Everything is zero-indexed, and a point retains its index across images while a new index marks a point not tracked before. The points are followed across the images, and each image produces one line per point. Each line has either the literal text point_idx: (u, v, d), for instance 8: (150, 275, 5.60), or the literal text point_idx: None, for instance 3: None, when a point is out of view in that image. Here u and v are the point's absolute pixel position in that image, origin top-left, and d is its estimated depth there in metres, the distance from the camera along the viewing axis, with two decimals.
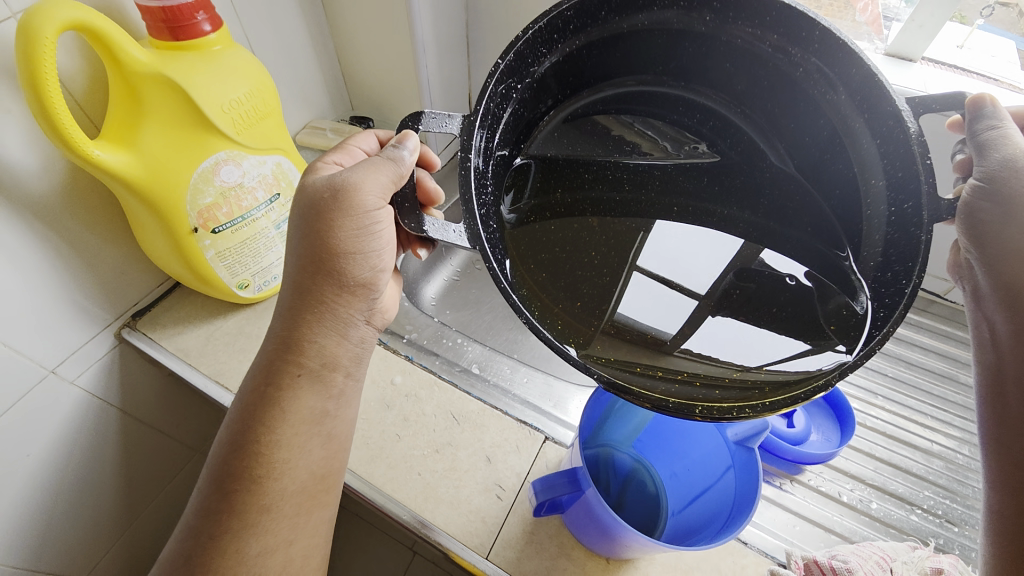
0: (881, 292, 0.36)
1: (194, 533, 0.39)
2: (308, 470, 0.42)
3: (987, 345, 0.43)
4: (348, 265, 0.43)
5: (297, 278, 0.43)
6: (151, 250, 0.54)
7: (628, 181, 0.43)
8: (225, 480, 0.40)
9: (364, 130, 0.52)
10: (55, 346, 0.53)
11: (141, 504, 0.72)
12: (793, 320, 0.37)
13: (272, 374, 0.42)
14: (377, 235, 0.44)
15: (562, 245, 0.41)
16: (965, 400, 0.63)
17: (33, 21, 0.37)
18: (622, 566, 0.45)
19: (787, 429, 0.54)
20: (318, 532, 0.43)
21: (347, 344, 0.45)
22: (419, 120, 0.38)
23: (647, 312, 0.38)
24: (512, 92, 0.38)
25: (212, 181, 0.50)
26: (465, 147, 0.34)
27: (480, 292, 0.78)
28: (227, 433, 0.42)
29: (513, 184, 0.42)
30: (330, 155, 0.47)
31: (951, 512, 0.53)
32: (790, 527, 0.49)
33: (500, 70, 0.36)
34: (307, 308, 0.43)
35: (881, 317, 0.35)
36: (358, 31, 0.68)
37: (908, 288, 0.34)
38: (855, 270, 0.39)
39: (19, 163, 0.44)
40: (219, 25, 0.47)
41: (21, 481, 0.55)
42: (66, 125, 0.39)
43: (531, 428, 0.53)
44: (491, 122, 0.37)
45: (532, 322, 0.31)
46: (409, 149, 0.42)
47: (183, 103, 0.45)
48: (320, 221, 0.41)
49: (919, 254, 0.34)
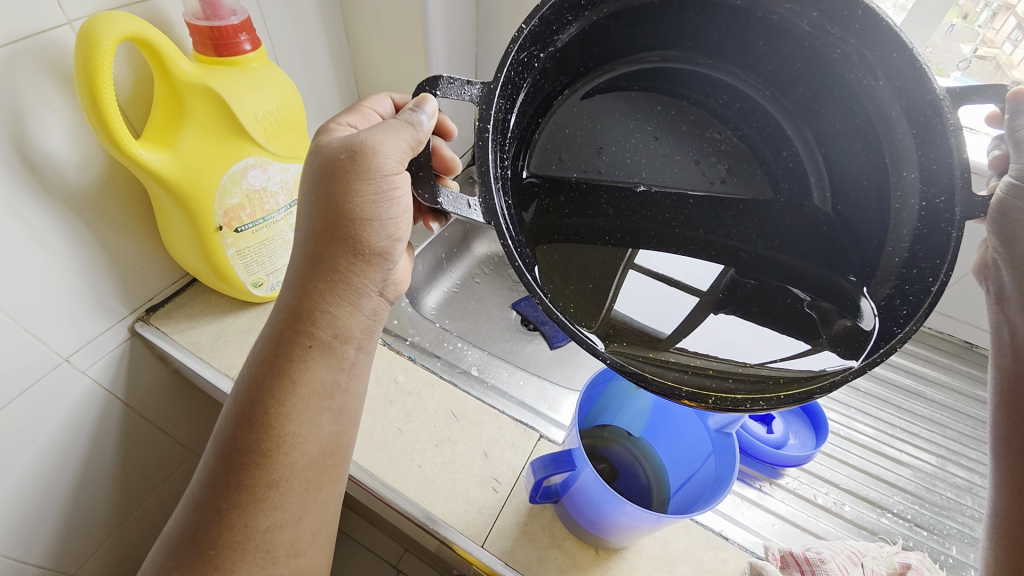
0: (903, 291, 0.39)
1: (202, 506, 0.41)
2: (318, 444, 0.44)
3: (1007, 347, 0.45)
4: (363, 234, 0.45)
5: (314, 241, 0.45)
6: (173, 246, 0.57)
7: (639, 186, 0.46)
8: (232, 456, 0.41)
9: (380, 93, 0.55)
10: (73, 334, 0.55)
11: (133, 503, 0.73)
12: (795, 321, 0.42)
13: (287, 340, 0.44)
14: (393, 200, 0.46)
15: (576, 229, 0.44)
16: (930, 413, 0.67)
17: (96, 29, 0.41)
18: (611, 556, 0.47)
19: (767, 434, 0.58)
20: (326, 509, 0.45)
21: (358, 316, 0.47)
22: (438, 83, 0.39)
23: (644, 312, 0.42)
24: (535, 62, 0.39)
25: (240, 184, 0.54)
26: (483, 117, 0.36)
27: (478, 304, 0.82)
28: (233, 407, 0.43)
29: (531, 162, 0.44)
30: (345, 120, 0.50)
31: (919, 517, 0.56)
32: (769, 526, 0.52)
33: (524, 37, 0.36)
34: (321, 270, 0.45)
35: (903, 313, 0.38)
36: (380, 56, 0.74)
37: (938, 284, 0.37)
38: (866, 297, 0.41)
39: (61, 158, 0.48)
40: (258, 46, 0.52)
41: (22, 468, 0.56)
42: (116, 126, 0.43)
43: (526, 427, 0.56)
44: (512, 91, 0.38)
45: (546, 303, 0.33)
46: (427, 114, 0.45)
47: (222, 111, 0.50)
48: (338, 185, 0.44)
49: (951, 251, 0.37)
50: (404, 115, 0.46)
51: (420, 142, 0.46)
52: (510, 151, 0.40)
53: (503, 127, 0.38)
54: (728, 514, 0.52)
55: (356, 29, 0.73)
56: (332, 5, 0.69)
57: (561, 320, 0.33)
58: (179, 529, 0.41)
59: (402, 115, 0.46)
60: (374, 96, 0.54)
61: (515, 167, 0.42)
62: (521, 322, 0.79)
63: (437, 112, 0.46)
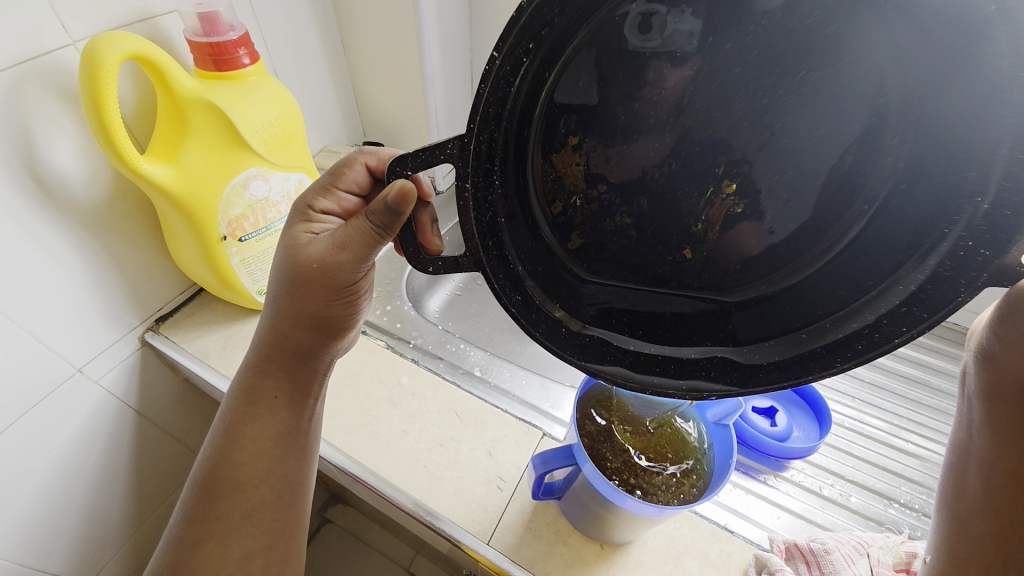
0: (879, 326, 0.33)
1: (177, 542, 0.42)
2: (283, 481, 0.45)
3: (965, 422, 0.40)
4: (326, 312, 0.43)
5: (271, 315, 0.44)
6: (180, 257, 0.59)
7: (646, 193, 0.34)
8: (209, 489, 0.42)
9: (353, 157, 0.45)
10: (85, 345, 0.57)
11: (148, 509, 0.74)
12: (798, 302, 0.36)
13: (255, 391, 0.45)
14: (357, 287, 0.43)
15: (574, 225, 0.36)
16: (937, 402, 0.67)
17: (100, 49, 0.43)
18: (616, 551, 0.48)
19: (770, 427, 0.57)
20: (296, 537, 0.46)
21: (322, 369, 0.47)
22: (406, 165, 0.32)
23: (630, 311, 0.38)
24: (523, 59, 0.27)
25: (242, 195, 0.55)
26: (461, 176, 0.30)
27: (480, 305, 0.83)
28: (208, 449, 0.45)
29: (528, 153, 0.32)
30: (314, 201, 0.44)
31: (928, 507, 0.55)
32: (774, 517, 0.52)
33: (495, 69, 0.26)
34: (280, 343, 0.44)
35: (857, 348, 0.33)
36: (375, 64, 0.75)
37: (901, 340, 0.32)
38: (804, 331, 0.36)
39: (70, 173, 0.49)
40: (256, 59, 0.54)
41: (39, 479, 0.57)
42: (122, 142, 0.45)
43: (529, 425, 0.56)
44: (490, 119, 0.28)
45: (526, 325, 0.34)
46: (400, 204, 0.34)
47: (223, 124, 0.51)
48: (294, 261, 0.41)
49: (944, 311, 0.30)
50: (379, 212, 0.36)
51: (391, 232, 0.37)
52: (501, 163, 0.30)
53: (488, 152, 0.29)
54: (734, 507, 0.52)
55: (352, 40, 0.74)
56: (327, 18, 0.71)
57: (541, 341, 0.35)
58: (157, 565, 0.42)
59: (376, 211, 0.36)
60: (346, 168, 0.45)
61: (516, 179, 0.32)
62: None
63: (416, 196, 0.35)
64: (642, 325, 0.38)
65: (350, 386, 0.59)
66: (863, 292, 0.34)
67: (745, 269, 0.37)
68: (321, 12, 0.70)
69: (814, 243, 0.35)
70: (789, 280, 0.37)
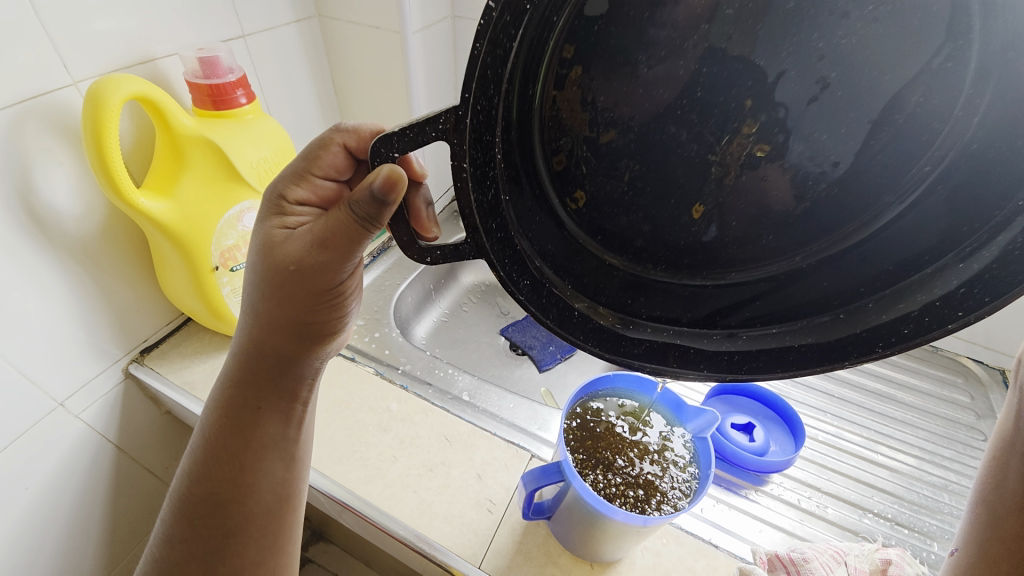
0: (933, 309, 0.32)
1: (160, 563, 0.42)
2: (272, 493, 0.44)
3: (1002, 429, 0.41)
4: (310, 319, 0.42)
5: (254, 324, 0.43)
6: (169, 287, 0.60)
7: (671, 164, 0.34)
8: (193, 507, 0.42)
9: (325, 136, 0.40)
10: (68, 377, 0.56)
11: (123, 551, 0.71)
12: (836, 273, 0.36)
13: (238, 403, 0.44)
14: (344, 287, 0.42)
15: (594, 194, 0.36)
16: (903, 414, 0.70)
17: (103, 90, 0.45)
18: (606, 570, 0.49)
19: (749, 443, 0.60)
20: (287, 552, 0.46)
21: (309, 377, 0.46)
22: (393, 145, 0.31)
23: (651, 298, 0.39)
24: (525, 6, 0.25)
25: (235, 226, 0.57)
26: (456, 155, 0.29)
27: (466, 332, 0.85)
28: (191, 464, 0.44)
29: (532, 131, 0.32)
30: (289, 192, 0.41)
31: (900, 515, 0.58)
32: (757, 530, 0.54)
33: (491, 24, 0.25)
34: (263, 352, 0.43)
35: (903, 333, 0.33)
36: (364, 102, 0.79)
37: (954, 326, 0.31)
38: (840, 311, 0.36)
39: (64, 206, 0.50)
40: (253, 99, 0.57)
41: (11, 519, 0.55)
42: (122, 179, 0.46)
43: (517, 447, 0.58)
44: (488, 83, 0.27)
45: (536, 311, 0.35)
46: (386, 189, 0.32)
47: (221, 160, 0.54)
48: (276, 264, 0.39)
49: (1008, 295, 0.29)
50: (364, 203, 0.34)
51: (377, 223, 0.35)
52: (501, 133, 0.30)
53: (488, 123, 0.28)
54: (717, 522, 0.53)
55: (342, 81, 0.78)
56: (320, 59, 0.75)
57: (552, 328, 0.35)
58: None
59: (361, 200, 0.34)
60: (322, 149, 0.40)
61: (519, 147, 0.32)
62: (510, 347, 0.82)
63: (403, 182, 0.33)
64: (660, 309, 0.39)
65: (339, 414, 0.59)
66: (874, 274, 0.35)
67: (765, 222, 0.36)
68: (315, 55, 0.74)
69: (820, 239, 0.36)
70: (828, 250, 0.36)
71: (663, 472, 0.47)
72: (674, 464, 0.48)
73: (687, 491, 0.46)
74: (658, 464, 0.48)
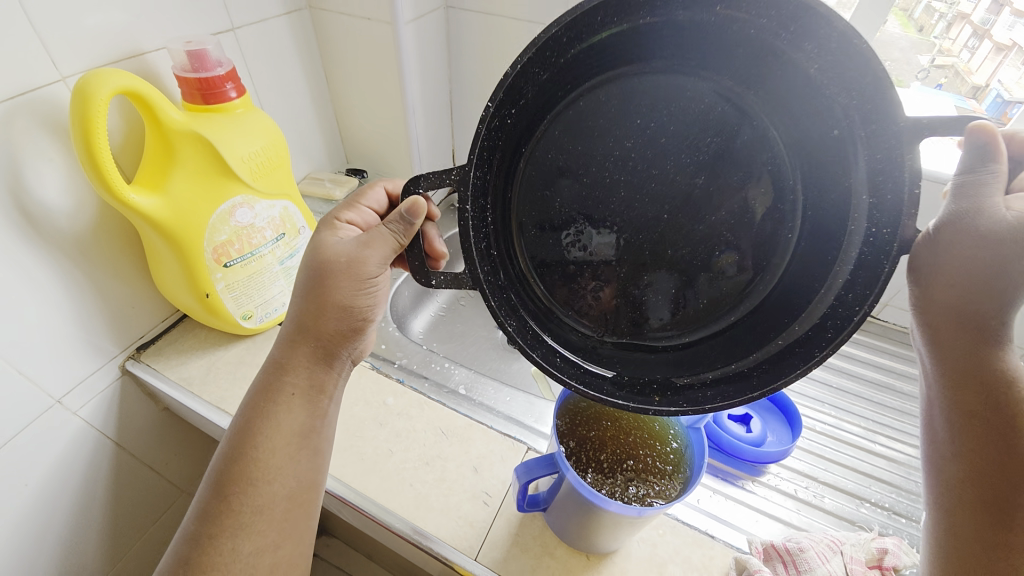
0: (833, 313, 0.34)
1: (189, 537, 0.40)
2: (294, 479, 0.43)
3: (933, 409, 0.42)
4: (340, 321, 0.46)
5: (296, 317, 0.46)
6: (163, 283, 0.59)
7: (616, 220, 0.41)
8: (223, 481, 0.41)
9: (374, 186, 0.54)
10: (65, 375, 0.56)
11: (126, 544, 0.71)
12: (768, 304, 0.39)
13: (274, 386, 0.45)
14: (370, 299, 0.47)
15: (557, 262, 0.42)
16: (901, 404, 0.70)
17: (91, 85, 0.44)
18: (602, 561, 0.49)
19: (746, 433, 0.60)
20: (301, 541, 0.44)
21: (336, 374, 0.48)
22: (419, 184, 0.38)
23: (618, 329, 0.42)
24: (509, 114, 0.34)
25: (228, 222, 0.57)
26: (462, 198, 0.35)
27: (464, 326, 0.85)
28: (229, 443, 0.43)
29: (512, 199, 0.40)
30: (341, 213, 0.50)
31: (897, 505, 0.58)
32: (753, 521, 0.54)
33: (490, 114, 0.33)
34: (305, 338, 0.46)
35: (828, 336, 0.34)
36: (356, 95, 0.78)
37: (858, 319, 0.32)
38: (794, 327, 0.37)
39: (54, 204, 0.50)
40: (243, 93, 0.57)
41: (11, 517, 0.56)
42: (111, 174, 0.46)
43: (514, 440, 0.58)
44: (486, 158, 0.35)
45: (516, 335, 0.36)
46: (412, 216, 0.41)
47: (211, 155, 0.53)
48: (313, 274, 0.46)
49: (880, 281, 0.32)
50: (396, 223, 0.43)
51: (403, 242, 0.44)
52: (491, 196, 0.37)
53: (483, 188, 0.36)
54: (714, 513, 0.54)
55: (334, 73, 0.77)
56: (311, 51, 0.74)
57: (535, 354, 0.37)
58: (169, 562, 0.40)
59: (394, 221, 0.43)
60: (368, 191, 0.53)
61: (503, 207, 0.39)
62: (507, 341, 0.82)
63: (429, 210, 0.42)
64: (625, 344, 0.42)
65: None
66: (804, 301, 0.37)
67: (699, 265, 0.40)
68: (305, 48, 0.73)
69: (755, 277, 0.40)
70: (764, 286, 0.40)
71: (654, 465, 0.47)
72: (665, 458, 0.48)
73: (677, 483, 0.45)
74: (650, 455, 0.48)
